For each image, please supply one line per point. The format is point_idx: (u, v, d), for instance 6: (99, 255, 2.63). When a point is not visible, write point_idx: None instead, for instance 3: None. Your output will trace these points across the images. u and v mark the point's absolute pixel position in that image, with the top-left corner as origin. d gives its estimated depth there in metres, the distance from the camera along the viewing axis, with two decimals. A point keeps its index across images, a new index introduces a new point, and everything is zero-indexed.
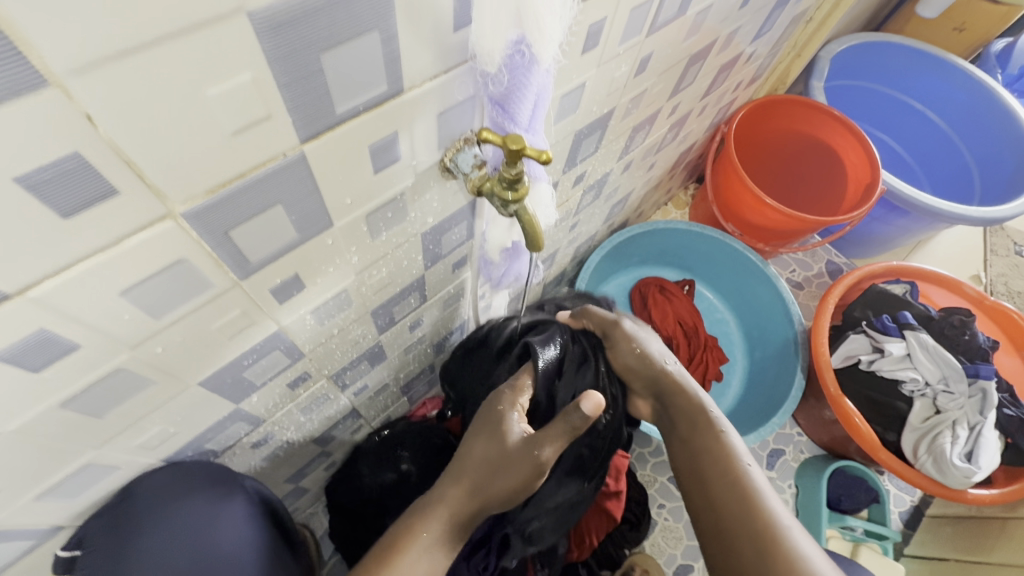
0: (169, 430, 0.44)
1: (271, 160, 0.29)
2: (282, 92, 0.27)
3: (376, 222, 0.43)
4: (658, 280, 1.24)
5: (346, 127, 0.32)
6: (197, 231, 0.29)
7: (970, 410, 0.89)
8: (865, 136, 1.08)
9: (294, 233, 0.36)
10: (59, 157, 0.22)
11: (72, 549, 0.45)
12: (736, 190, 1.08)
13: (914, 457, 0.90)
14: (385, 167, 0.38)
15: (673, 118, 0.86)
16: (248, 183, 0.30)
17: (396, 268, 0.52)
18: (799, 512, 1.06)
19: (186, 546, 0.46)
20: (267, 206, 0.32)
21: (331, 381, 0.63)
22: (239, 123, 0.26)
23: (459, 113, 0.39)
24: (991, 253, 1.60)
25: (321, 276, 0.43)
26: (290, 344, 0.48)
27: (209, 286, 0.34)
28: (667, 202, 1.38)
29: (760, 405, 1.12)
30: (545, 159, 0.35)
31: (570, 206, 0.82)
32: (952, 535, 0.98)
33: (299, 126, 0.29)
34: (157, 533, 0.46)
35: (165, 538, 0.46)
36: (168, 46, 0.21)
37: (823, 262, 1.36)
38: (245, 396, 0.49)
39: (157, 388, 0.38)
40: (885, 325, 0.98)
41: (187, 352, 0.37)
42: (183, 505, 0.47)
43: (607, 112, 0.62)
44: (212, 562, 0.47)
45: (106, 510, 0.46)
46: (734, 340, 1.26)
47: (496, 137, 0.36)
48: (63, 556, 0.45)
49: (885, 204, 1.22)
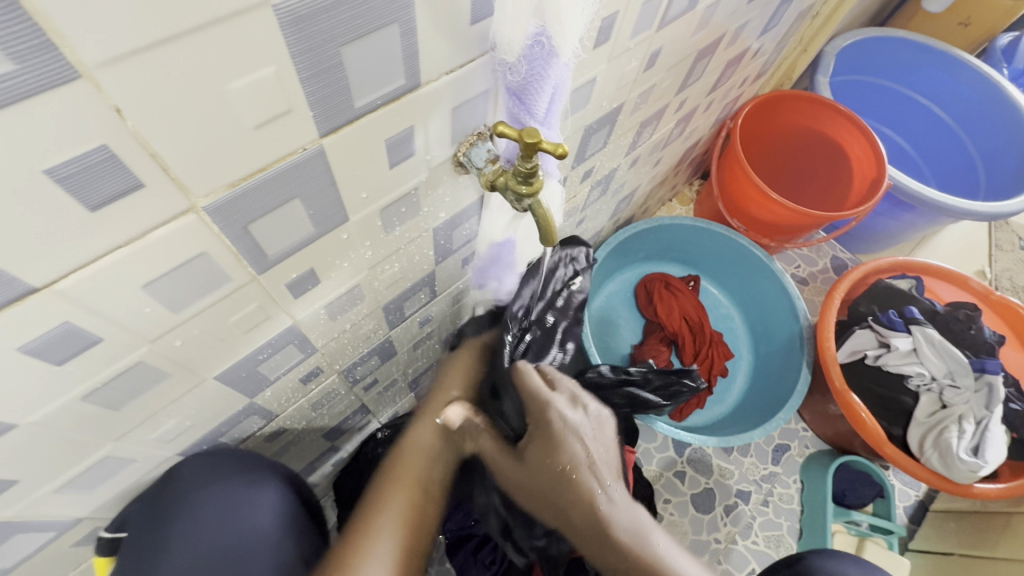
0: (186, 423, 0.44)
1: (291, 154, 0.30)
2: (303, 86, 0.27)
3: (390, 217, 0.43)
4: (663, 276, 1.24)
5: (364, 121, 0.32)
6: (218, 224, 0.30)
7: (976, 405, 0.89)
8: (871, 132, 1.08)
9: (311, 227, 0.36)
10: (87, 150, 0.22)
11: (115, 530, 0.47)
12: (742, 185, 1.08)
13: (920, 452, 0.91)
14: (401, 162, 0.38)
15: (680, 113, 0.86)
16: (269, 177, 0.30)
17: (407, 264, 0.52)
18: (804, 507, 1.07)
19: (221, 530, 0.47)
20: (286, 200, 0.32)
21: (342, 376, 0.63)
22: (261, 116, 0.26)
23: (474, 107, 0.39)
24: (996, 248, 1.60)
25: (336, 270, 0.43)
26: (304, 338, 0.48)
27: (228, 280, 0.34)
28: (672, 198, 1.38)
29: (764, 400, 1.12)
30: (561, 152, 0.35)
31: (577, 201, 0.82)
32: (956, 529, 0.98)
33: (319, 120, 0.29)
34: (190, 516, 0.47)
35: (201, 523, 0.47)
36: (195, 38, 0.22)
37: (828, 258, 1.36)
38: (259, 390, 0.49)
39: (174, 381, 0.38)
40: (891, 320, 0.98)
41: (205, 346, 0.38)
42: (217, 492, 0.48)
43: (616, 108, 0.62)
44: (246, 545, 0.48)
45: (143, 496, 0.48)
46: (738, 335, 1.27)
47: (512, 131, 0.36)
48: (108, 537, 0.47)
49: (890, 199, 1.22)
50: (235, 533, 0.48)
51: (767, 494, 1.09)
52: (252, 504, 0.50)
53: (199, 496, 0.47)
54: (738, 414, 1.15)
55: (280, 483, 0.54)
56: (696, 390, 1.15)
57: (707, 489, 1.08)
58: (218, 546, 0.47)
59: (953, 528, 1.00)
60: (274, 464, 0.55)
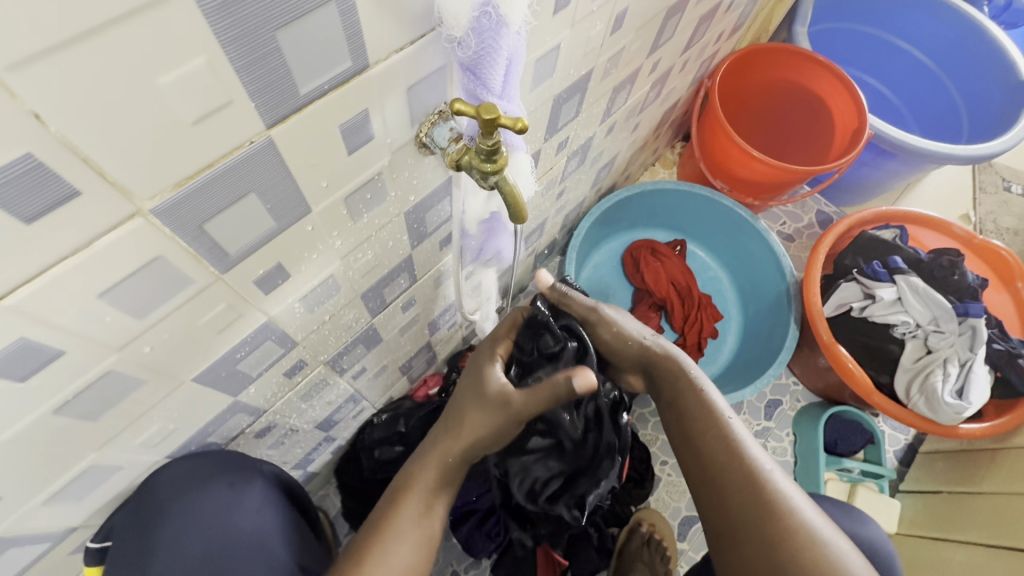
0: (169, 426, 0.44)
1: (238, 148, 0.29)
2: (239, 76, 0.26)
3: (355, 204, 0.42)
4: (650, 243, 1.24)
5: (313, 108, 0.31)
6: (169, 226, 0.29)
7: (960, 348, 0.91)
8: (851, 81, 1.07)
9: (272, 221, 0.35)
10: (10, 161, 0.21)
11: (102, 540, 0.48)
12: (724, 145, 1.07)
13: (906, 397, 0.92)
14: (359, 148, 0.37)
15: (655, 75, 0.84)
16: (217, 173, 0.29)
17: (382, 250, 0.52)
18: (797, 459, 1.09)
19: (203, 533, 0.50)
20: (240, 196, 0.31)
21: (329, 366, 0.63)
22: (199, 110, 0.25)
23: (429, 85, 0.38)
24: (979, 191, 1.60)
25: (305, 263, 0.42)
26: (282, 333, 0.48)
27: (190, 282, 0.33)
28: (655, 162, 1.36)
29: (754, 358, 1.14)
30: (521, 127, 0.35)
31: (555, 173, 0.80)
32: (944, 469, 1.01)
33: (263, 109, 0.28)
34: (181, 518, 0.49)
35: (183, 527, 0.49)
36: (113, 34, 0.20)
37: (813, 212, 1.36)
38: (242, 388, 0.49)
39: (149, 387, 0.38)
40: (875, 270, 0.98)
41: (178, 349, 0.37)
42: (199, 496, 0.50)
43: (585, 74, 0.61)
44: (234, 543, 0.51)
45: (127, 503, 0.48)
46: (727, 297, 1.27)
47: (468, 107, 0.35)
48: (94, 547, 0.48)
49: (872, 148, 1.21)
50: (219, 533, 0.51)
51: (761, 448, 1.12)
52: (239, 504, 0.53)
53: (189, 501, 0.49)
54: (729, 374, 1.17)
55: (268, 482, 0.56)
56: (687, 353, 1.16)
57: None
58: (209, 546, 0.50)
59: (938, 466, 1.03)
60: (261, 464, 0.57)
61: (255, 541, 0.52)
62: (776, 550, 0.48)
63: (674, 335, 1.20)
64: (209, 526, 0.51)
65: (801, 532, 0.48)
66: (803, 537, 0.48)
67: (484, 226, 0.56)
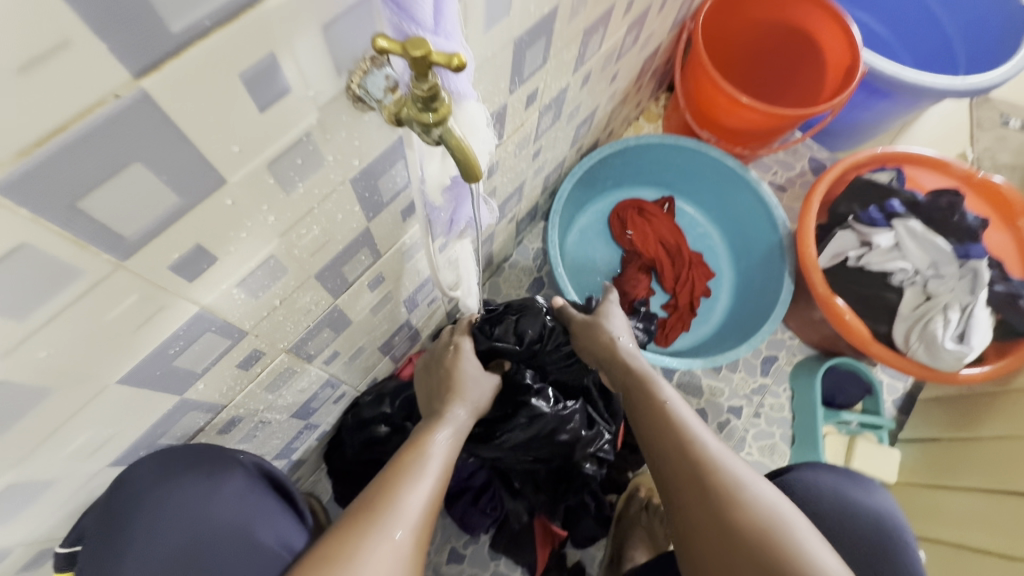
0: (105, 432, 0.40)
1: (99, 104, 0.23)
2: (72, 6, 0.20)
3: (284, 171, 0.36)
4: (636, 202, 1.18)
5: (195, 50, 0.25)
6: (25, 206, 0.24)
7: (960, 292, 0.87)
8: (844, 14, 0.99)
9: (176, 196, 0.30)
10: None
11: (71, 545, 0.48)
12: (709, 91, 1.01)
13: (905, 346, 0.89)
14: (273, 103, 0.31)
15: (630, 15, 0.77)
16: (77, 138, 0.23)
17: (330, 224, 0.46)
18: (795, 414, 1.08)
19: (184, 524, 0.50)
20: (120, 166, 0.26)
21: (293, 354, 0.59)
22: (22, 53, 0.20)
23: (352, 23, 0.32)
24: (976, 128, 1.54)
25: (234, 243, 0.37)
26: (224, 323, 0.43)
27: (80, 273, 0.28)
28: (639, 116, 1.29)
29: (748, 315, 1.10)
30: (457, 64, 0.29)
31: (527, 130, 0.74)
32: (944, 416, 0.99)
33: (122, 52, 0.23)
34: (163, 509, 0.50)
35: (164, 521, 0.50)
36: None
37: (805, 160, 1.30)
38: (188, 385, 0.45)
39: (63, 394, 0.34)
40: (872, 218, 0.94)
41: (87, 349, 0.33)
42: (172, 494, 0.49)
43: (549, 12, 0.54)
44: (209, 536, 0.51)
45: (96, 507, 0.47)
46: (719, 253, 1.22)
47: (393, 44, 0.29)
48: (64, 552, 0.48)
49: (866, 87, 1.15)
50: (201, 528, 0.51)
51: (758, 406, 1.10)
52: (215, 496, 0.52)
53: (164, 495, 0.49)
54: (723, 332, 1.14)
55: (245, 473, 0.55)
56: (680, 315, 1.12)
57: (699, 410, 1.09)
58: (198, 533, 0.51)
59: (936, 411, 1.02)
60: (235, 455, 0.54)
61: (240, 527, 0.52)
62: (709, 508, 0.54)
63: (665, 296, 1.16)
64: (197, 513, 0.51)
65: (731, 494, 0.54)
66: (733, 496, 0.54)
67: (449, 200, 0.50)
